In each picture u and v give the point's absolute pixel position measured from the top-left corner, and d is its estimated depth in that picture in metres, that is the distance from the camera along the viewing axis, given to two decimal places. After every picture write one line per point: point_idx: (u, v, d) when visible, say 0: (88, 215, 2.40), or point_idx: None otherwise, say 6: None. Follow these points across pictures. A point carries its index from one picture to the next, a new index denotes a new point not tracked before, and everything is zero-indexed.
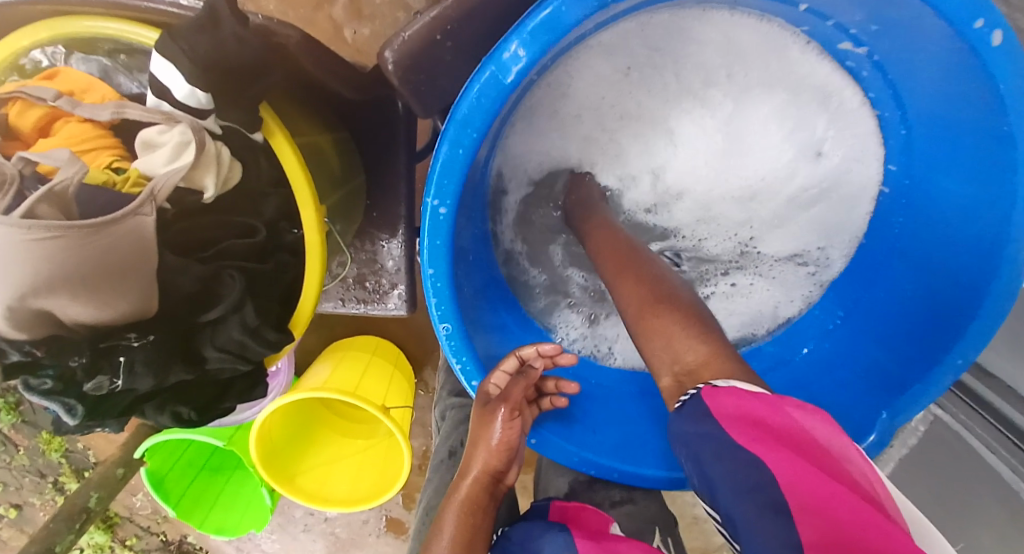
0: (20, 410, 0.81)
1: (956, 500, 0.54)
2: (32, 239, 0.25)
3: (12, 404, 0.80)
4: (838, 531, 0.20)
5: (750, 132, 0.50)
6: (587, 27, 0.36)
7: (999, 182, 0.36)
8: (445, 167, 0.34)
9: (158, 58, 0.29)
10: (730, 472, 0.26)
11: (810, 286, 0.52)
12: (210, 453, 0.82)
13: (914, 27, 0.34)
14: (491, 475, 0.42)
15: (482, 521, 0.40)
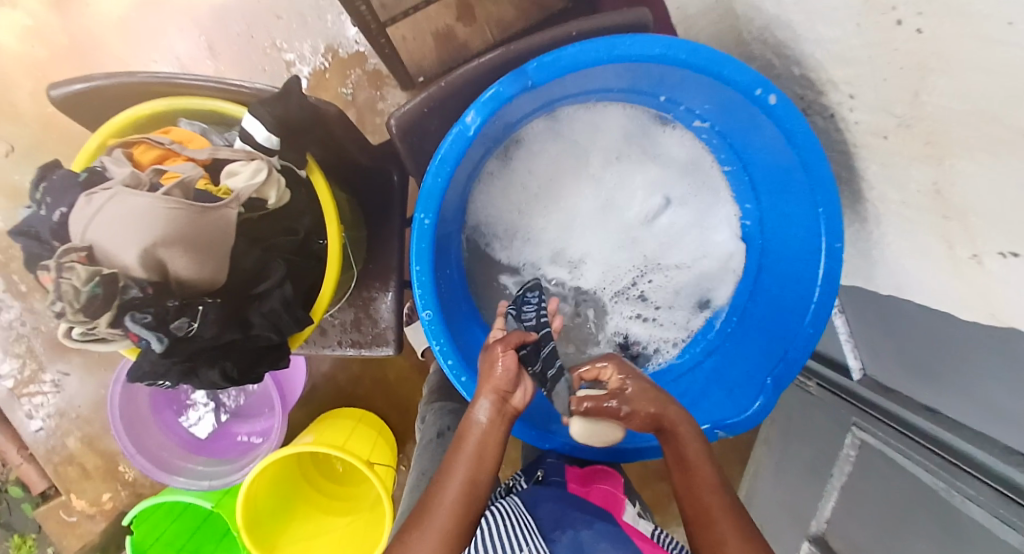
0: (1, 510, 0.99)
1: (912, 532, 0.68)
2: (167, 208, 0.39)
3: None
4: None
5: (640, 189, 0.65)
6: (521, 109, 0.55)
7: (802, 199, 0.53)
8: (428, 192, 0.50)
9: (254, 119, 0.46)
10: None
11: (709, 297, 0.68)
12: (191, 532, 0.86)
13: (732, 105, 0.53)
14: (501, 396, 0.46)
15: (496, 433, 0.46)
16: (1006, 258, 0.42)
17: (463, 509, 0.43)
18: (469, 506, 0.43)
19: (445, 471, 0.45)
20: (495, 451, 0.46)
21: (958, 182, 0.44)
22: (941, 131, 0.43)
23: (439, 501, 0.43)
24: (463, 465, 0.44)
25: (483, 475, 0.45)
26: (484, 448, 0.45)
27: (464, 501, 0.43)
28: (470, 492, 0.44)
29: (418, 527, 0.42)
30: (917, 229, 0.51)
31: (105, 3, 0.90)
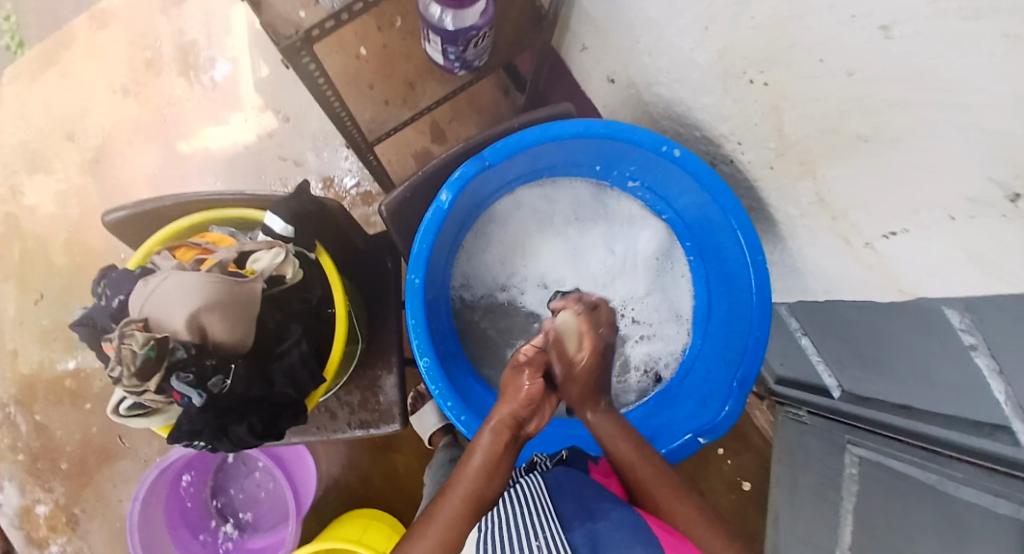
0: None
1: (913, 530, 0.72)
2: (209, 281, 0.49)
3: None
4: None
5: (597, 244, 0.76)
6: (485, 188, 0.68)
7: (722, 226, 0.65)
8: (416, 257, 0.61)
9: (273, 215, 0.57)
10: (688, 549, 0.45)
11: (677, 326, 0.76)
12: None
13: (652, 163, 0.67)
14: (516, 418, 0.51)
15: (505, 456, 0.50)
16: (889, 237, 0.54)
17: (462, 523, 0.45)
18: (469, 520, 0.45)
19: (451, 486, 0.47)
20: (501, 476, 0.49)
21: (835, 187, 0.56)
22: (807, 154, 0.57)
23: (441, 514, 0.46)
24: (470, 482, 0.47)
25: (489, 495, 0.47)
26: (494, 468, 0.48)
27: (466, 515, 0.46)
28: (472, 510, 0.46)
29: (420, 537, 0.45)
30: (820, 233, 0.64)
31: (133, 165, 1.07)
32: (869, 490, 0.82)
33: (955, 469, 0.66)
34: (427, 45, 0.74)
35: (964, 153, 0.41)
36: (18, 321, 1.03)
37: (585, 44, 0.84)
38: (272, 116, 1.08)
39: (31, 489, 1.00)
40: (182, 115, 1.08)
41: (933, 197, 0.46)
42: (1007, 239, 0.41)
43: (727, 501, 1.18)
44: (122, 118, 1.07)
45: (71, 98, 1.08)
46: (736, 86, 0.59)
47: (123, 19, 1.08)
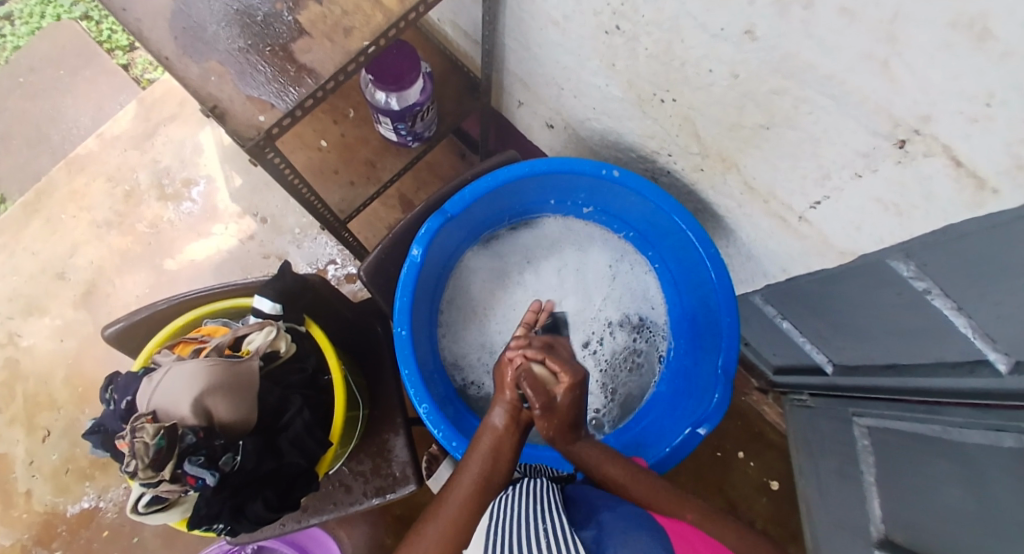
0: None
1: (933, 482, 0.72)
2: (208, 365, 0.52)
3: None
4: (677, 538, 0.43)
5: (563, 271, 0.83)
6: (451, 239, 0.74)
7: (672, 229, 0.72)
8: (400, 309, 0.66)
9: (261, 297, 0.62)
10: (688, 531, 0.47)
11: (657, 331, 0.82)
12: None
13: (598, 188, 0.74)
14: (513, 405, 0.54)
15: (510, 441, 0.54)
16: (816, 206, 0.59)
17: (470, 502, 0.48)
18: (477, 500, 0.49)
19: (460, 469, 0.51)
20: (505, 462, 0.53)
21: (757, 174, 0.63)
22: (726, 152, 0.64)
23: (451, 496, 0.49)
24: (476, 465, 0.51)
25: (495, 477, 0.51)
26: (497, 452, 0.52)
27: (474, 496, 0.49)
28: (479, 489, 0.50)
29: (432, 517, 0.47)
30: (758, 219, 0.70)
31: (125, 290, 1.12)
32: (885, 456, 0.83)
33: (954, 414, 0.68)
34: (379, 126, 0.82)
35: (847, 119, 0.47)
36: (26, 462, 1.03)
37: (521, 100, 0.92)
38: (250, 220, 1.15)
39: None
40: (166, 235, 1.14)
41: (833, 159, 0.52)
42: (906, 182, 0.48)
43: (760, 506, 1.16)
44: (111, 248, 1.14)
45: (59, 240, 1.14)
46: (651, 107, 0.67)
47: (101, 162, 1.17)
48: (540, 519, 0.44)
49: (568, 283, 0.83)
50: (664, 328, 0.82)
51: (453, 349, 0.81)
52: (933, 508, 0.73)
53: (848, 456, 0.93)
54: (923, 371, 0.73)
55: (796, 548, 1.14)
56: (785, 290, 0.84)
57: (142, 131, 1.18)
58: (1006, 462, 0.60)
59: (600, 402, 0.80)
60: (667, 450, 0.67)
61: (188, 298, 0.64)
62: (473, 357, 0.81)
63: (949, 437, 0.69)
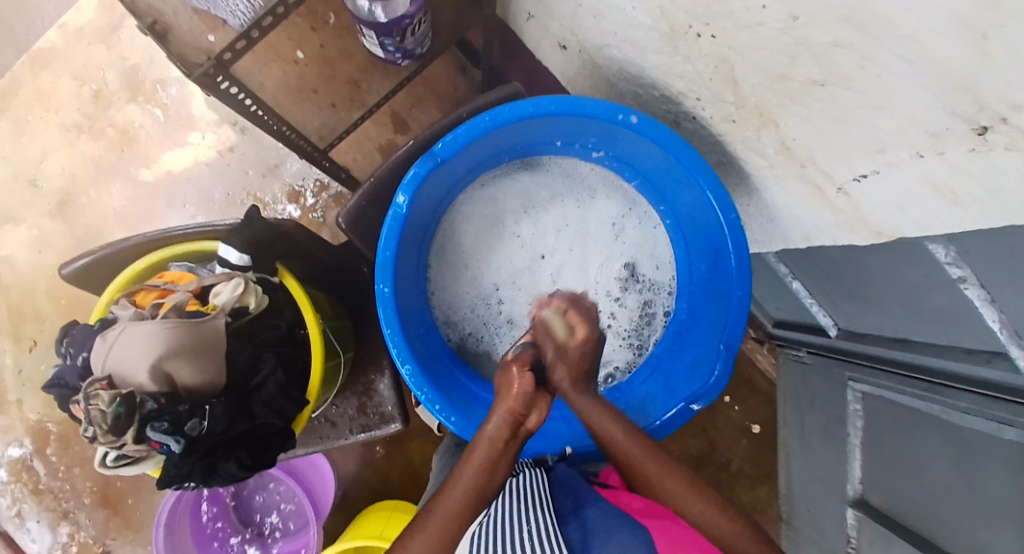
0: None
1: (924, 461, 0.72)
2: (167, 329, 0.48)
3: None
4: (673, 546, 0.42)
5: (564, 222, 0.78)
6: (443, 184, 0.68)
7: (691, 186, 0.64)
8: (382, 265, 0.60)
9: (227, 246, 0.56)
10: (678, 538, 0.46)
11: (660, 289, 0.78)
12: None
13: (611, 133, 0.66)
14: (513, 416, 0.52)
15: (504, 457, 0.51)
16: (860, 180, 0.51)
17: (459, 514, 0.47)
18: (468, 514, 0.47)
19: (453, 476, 0.50)
20: (502, 470, 0.51)
21: (797, 134, 0.54)
22: (764, 105, 0.54)
23: (444, 505, 0.48)
24: (468, 476, 0.49)
25: (487, 489, 0.49)
26: (492, 463, 0.50)
27: (466, 508, 0.47)
28: (470, 505, 0.48)
29: (421, 528, 0.47)
30: (788, 181, 0.61)
31: (102, 202, 1.05)
32: (876, 423, 0.82)
33: (956, 398, 0.66)
34: (363, 40, 0.70)
35: (917, 89, 0.38)
36: (16, 372, 1.04)
37: (531, 12, 0.79)
38: (229, 129, 1.05)
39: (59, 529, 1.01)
40: (141, 143, 1.05)
41: (892, 131, 0.44)
42: (973, 171, 0.38)
43: (738, 447, 1.20)
44: (82, 155, 1.05)
45: (30, 144, 1.05)
46: (684, 42, 0.56)
47: (63, 57, 1.05)
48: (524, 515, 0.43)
49: (566, 238, 0.78)
50: (667, 284, 0.78)
51: (444, 304, 0.77)
52: (920, 480, 0.73)
53: (835, 415, 0.93)
54: (932, 350, 0.69)
55: (768, 486, 1.19)
56: (803, 253, 0.78)
57: (106, 22, 1.04)
58: (1007, 455, 0.58)
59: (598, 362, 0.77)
60: (656, 423, 0.64)
61: (153, 237, 0.59)
62: (464, 310, 0.78)
63: (946, 418, 0.67)
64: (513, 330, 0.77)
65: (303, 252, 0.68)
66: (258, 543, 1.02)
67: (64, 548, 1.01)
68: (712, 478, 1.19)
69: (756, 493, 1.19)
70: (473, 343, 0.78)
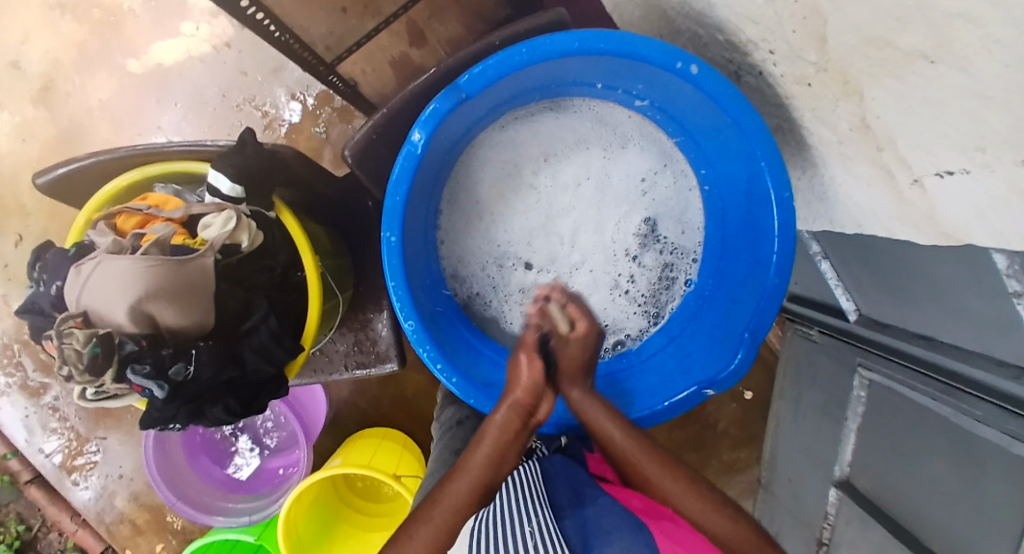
0: None
1: (921, 460, 0.70)
2: (147, 267, 0.43)
3: None
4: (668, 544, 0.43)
5: (591, 174, 0.71)
6: (465, 121, 0.61)
7: (744, 155, 0.57)
8: (390, 211, 0.54)
9: (218, 173, 0.51)
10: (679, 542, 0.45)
11: (685, 256, 0.73)
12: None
13: (660, 81, 0.58)
14: (524, 407, 0.53)
15: (510, 450, 0.52)
16: (943, 177, 0.43)
17: (465, 506, 0.48)
18: (476, 505, 0.48)
19: (459, 469, 0.50)
20: (508, 461, 0.52)
21: (881, 112, 0.47)
22: (851, 72, 0.47)
23: (451, 497, 0.48)
24: (478, 468, 0.50)
25: (493, 481, 0.50)
26: (502, 452, 0.51)
27: (474, 501, 0.48)
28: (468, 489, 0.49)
29: (426, 517, 0.47)
30: (857, 162, 0.55)
31: (87, 92, 0.96)
32: (879, 411, 0.80)
33: (970, 404, 0.61)
34: None
35: None
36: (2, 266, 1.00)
37: None
38: (225, 22, 0.94)
39: (50, 423, 1.01)
40: (130, 28, 0.95)
41: (1000, 129, 0.35)
42: None
43: (727, 410, 1.21)
44: (66, 37, 0.95)
45: (9, 19, 0.95)
46: None
47: None
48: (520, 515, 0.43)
49: (585, 195, 0.72)
50: (694, 251, 0.73)
51: (452, 259, 0.72)
52: (914, 475, 0.72)
53: (835, 398, 0.91)
54: (954, 350, 0.64)
55: (751, 448, 1.21)
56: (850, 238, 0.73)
57: None
58: (1010, 468, 0.56)
59: (611, 329, 0.74)
60: (664, 404, 0.62)
61: (142, 151, 0.54)
62: (474, 268, 0.73)
63: (955, 421, 0.64)
64: (521, 286, 0.73)
65: (303, 182, 0.62)
66: (251, 433, 1.02)
67: (57, 441, 1.02)
68: (696, 436, 1.21)
69: (736, 454, 1.21)
70: (479, 304, 0.74)
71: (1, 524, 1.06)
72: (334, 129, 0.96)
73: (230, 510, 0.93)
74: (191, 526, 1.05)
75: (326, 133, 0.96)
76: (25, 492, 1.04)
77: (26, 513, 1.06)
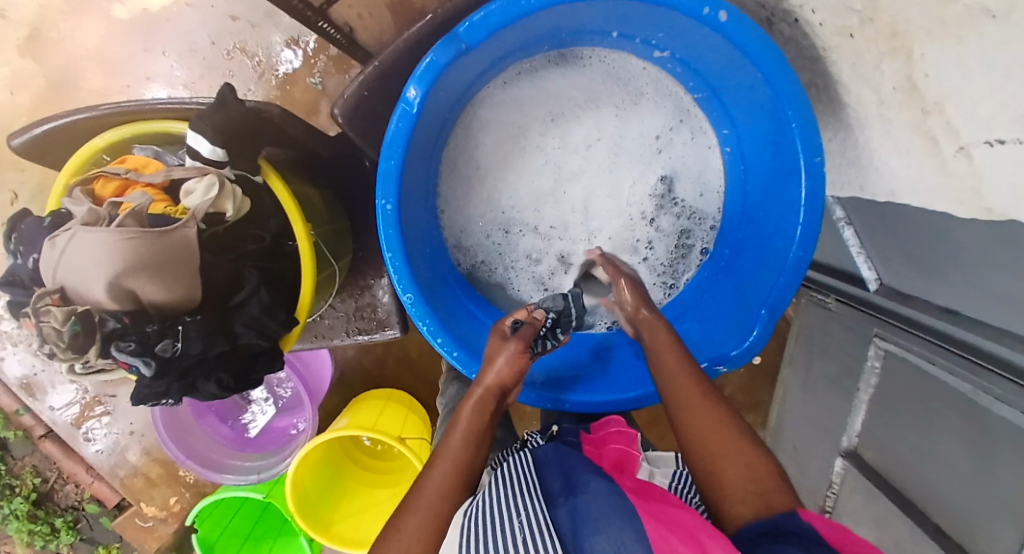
0: (78, 527, 1.12)
1: (932, 436, 0.68)
2: (123, 239, 0.40)
3: (72, 522, 1.11)
4: (658, 521, 0.37)
5: (603, 134, 0.66)
6: (466, 76, 0.56)
7: (774, 117, 0.52)
8: (384, 176, 0.50)
9: (196, 134, 0.47)
10: (681, 522, 0.38)
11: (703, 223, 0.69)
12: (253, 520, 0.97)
13: (680, 29, 0.52)
14: (499, 389, 0.53)
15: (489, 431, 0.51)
16: (992, 146, 0.38)
17: (450, 492, 0.46)
18: (460, 488, 0.47)
19: (439, 454, 0.49)
20: (487, 444, 0.51)
21: (933, 70, 0.41)
22: (904, 22, 0.41)
23: (433, 484, 0.46)
24: (458, 452, 0.49)
25: (474, 462, 0.49)
26: (481, 434, 0.50)
27: (454, 485, 0.47)
28: (461, 475, 0.48)
29: (411, 508, 0.45)
30: (898, 127, 0.50)
31: (70, 37, 0.90)
32: (894, 385, 0.77)
33: (992, 383, 0.58)
34: None
35: None
36: None
37: None
38: None
39: (59, 380, 1.02)
40: None
41: None
42: None
43: (735, 374, 1.19)
44: None
45: None
46: None
47: None
48: (508, 510, 0.41)
49: (599, 155, 0.67)
50: (713, 217, 0.69)
51: (455, 226, 0.69)
52: (926, 452, 0.70)
53: (848, 369, 0.89)
54: (980, 329, 0.61)
55: (756, 413, 1.21)
56: (884, 210, 0.68)
57: None
58: None
59: None
60: None
61: (122, 110, 0.51)
62: (478, 237, 0.69)
63: (975, 403, 0.60)
64: (528, 256, 0.70)
65: (294, 142, 0.58)
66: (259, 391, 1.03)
67: (66, 398, 1.03)
68: None
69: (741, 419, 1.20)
70: (484, 273, 0.71)
71: (20, 476, 1.09)
72: (331, 80, 0.91)
73: (239, 467, 0.95)
74: (203, 480, 1.08)
75: (323, 85, 0.91)
76: (41, 446, 1.06)
77: (42, 466, 1.09)
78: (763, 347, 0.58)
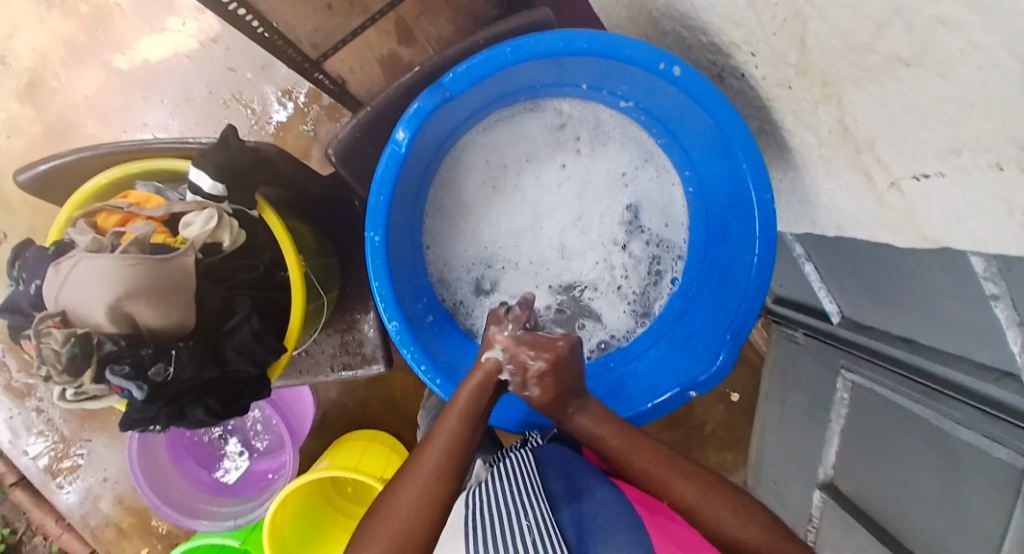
0: None
1: (902, 461, 0.71)
2: (128, 265, 0.43)
3: None
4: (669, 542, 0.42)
5: (575, 173, 0.72)
6: (449, 120, 0.61)
7: (727, 158, 0.58)
8: (373, 210, 0.54)
9: (198, 171, 0.51)
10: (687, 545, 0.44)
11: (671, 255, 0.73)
12: None
13: (641, 82, 0.58)
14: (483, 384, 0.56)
15: (468, 435, 0.53)
16: (920, 179, 0.43)
17: (442, 473, 0.49)
18: (451, 472, 0.49)
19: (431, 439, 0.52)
20: (476, 432, 0.54)
21: (861, 115, 0.47)
22: (832, 75, 0.47)
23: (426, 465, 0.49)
24: (448, 436, 0.52)
25: (466, 445, 0.52)
26: (470, 424, 0.53)
27: (445, 468, 0.49)
28: (439, 478, 0.48)
29: (409, 483, 0.48)
30: (838, 165, 0.55)
31: (73, 89, 0.95)
32: (862, 413, 0.80)
33: (953, 407, 0.61)
34: None
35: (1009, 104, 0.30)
36: None
37: None
38: (213, 19, 0.93)
39: (32, 424, 1.00)
40: (117, 25, 0.94)
41: (978, 134, 0.35)
42: None
43: (715, 411, 1.21)
44: (53, 33, 0.94)
45: None
46: None
47: None
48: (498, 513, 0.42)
49: (573, 192, 0.72)
50: (680, 249, 0.73)
51: (438, 261, 0.72)
52: (897, 477, 0.72)
53: (820, 400, 0.91)
54: (934, 354, 0.64)
55: (738, 450, 1.22)
56: (839, 245, 0.73)
57: None
58: (990, 470, 0.56)
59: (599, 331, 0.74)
60: (648, 404, 0.62)
61: (124, 148, 0.54)
62: (460, 271, 0.73)
63: (937, 424, 0.63)
64: (507, 288, 0.73)
65: (288, 181, 0.62)
66: (239, 436, 1.01)
67: (38, 443, 1.00)
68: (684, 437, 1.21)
69: (723, 456, 1.21)
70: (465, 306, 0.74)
71: None
72: (323, 128, 0.96)
73: (215, 513, 0.92)
74: (177, 529, 1.04)
75: (315, 132, 0.96)
76: (8, 496, 1.02)
77: (10, 516, 1.05)
78: (731, 369, 0.61)
